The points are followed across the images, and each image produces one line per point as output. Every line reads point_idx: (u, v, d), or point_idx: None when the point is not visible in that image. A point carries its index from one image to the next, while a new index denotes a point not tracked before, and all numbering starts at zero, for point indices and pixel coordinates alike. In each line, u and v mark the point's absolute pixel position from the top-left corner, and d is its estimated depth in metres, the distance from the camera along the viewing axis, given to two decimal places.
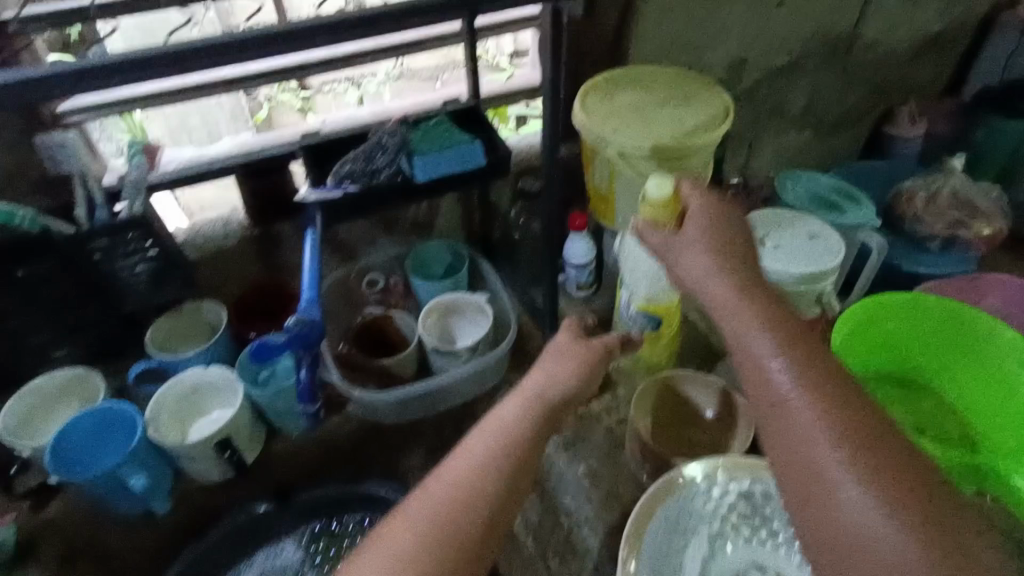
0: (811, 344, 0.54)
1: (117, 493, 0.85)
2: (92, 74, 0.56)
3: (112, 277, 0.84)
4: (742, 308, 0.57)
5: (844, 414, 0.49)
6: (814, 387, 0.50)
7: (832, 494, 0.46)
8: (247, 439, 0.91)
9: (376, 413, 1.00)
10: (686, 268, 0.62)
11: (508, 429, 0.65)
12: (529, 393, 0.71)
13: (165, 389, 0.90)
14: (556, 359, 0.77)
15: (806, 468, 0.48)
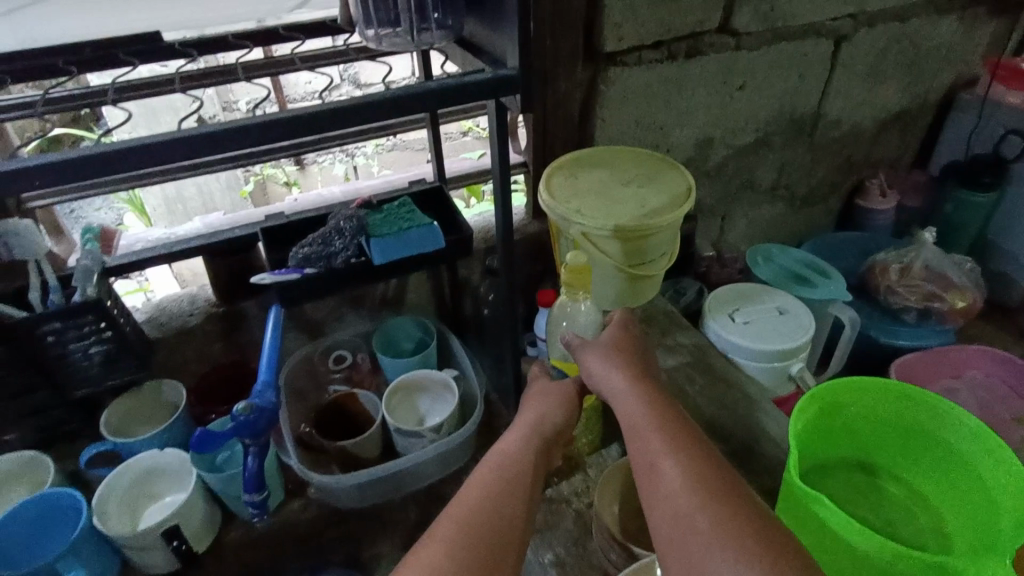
0: (681, 414, 0.62)
1: None
2: (37, 171, 0.57)
3: (64, 360, 0.83)
4: (635, 387, 0.66)
5: (703, 465, 0.56)
6: (681, 446, 0.58)
7: (694, 530, 0.50)
8: (197, 527, 0.87)
9: (336, 500, 0.96)
10: (593, 367, 0.71)
11: (515, 462, 0.64)
12: (529, 424, 0.70)
13: (118, 472, 0.87)
14: (540, 395, 0.76)
15: (676, 510, 0.52)
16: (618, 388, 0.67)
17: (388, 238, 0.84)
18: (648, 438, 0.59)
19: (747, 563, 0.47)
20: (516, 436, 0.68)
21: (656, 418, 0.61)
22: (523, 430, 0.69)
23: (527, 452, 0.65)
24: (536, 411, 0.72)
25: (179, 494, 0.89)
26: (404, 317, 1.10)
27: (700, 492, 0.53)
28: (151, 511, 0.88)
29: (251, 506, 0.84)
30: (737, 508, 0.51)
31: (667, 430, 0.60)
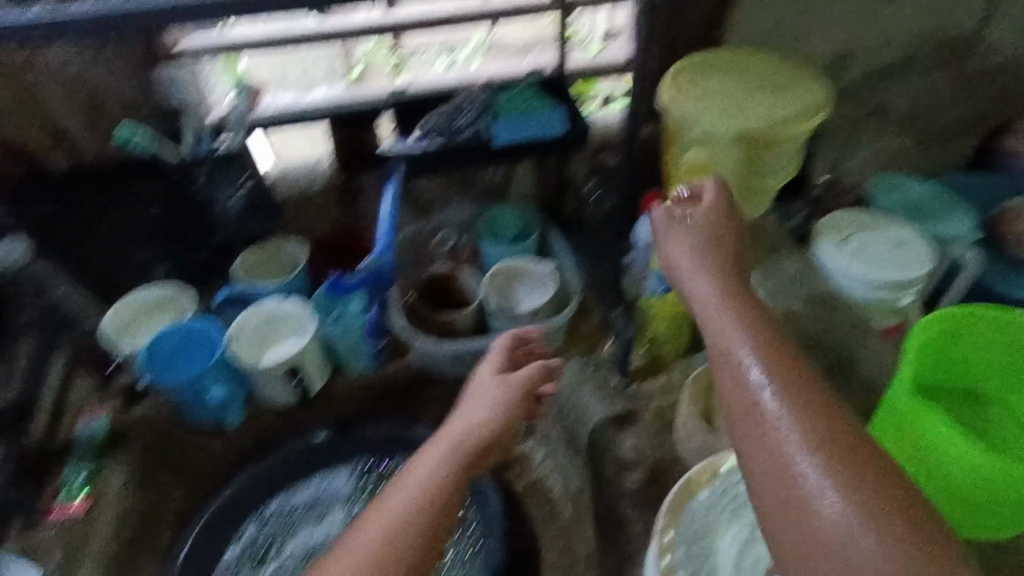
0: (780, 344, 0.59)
1: (196, 402, 0.93)
2: None
3: (211, 203, 0.95)
4: (722, 312, 0.63)
5: (809, 408, 0.52)
6: (783, 384, 0.54)
7: (800, 490, 0.48)
8: (313, 369, 0.97)
9: (435, 366, 1.04)
10: (681, 257, 0.73)
11: (450, 461, 0.66)
12: (455, 435, 0.71)
13: (247, 312, 0.95)
14: (497, 398, 0.78)
15: (780, 462, 0.50)
16: (705, 299, 0.66)
17: (511, 123, 0.88)
18: (734, 372, 0.57)
19: (863, 524, 0.45)
20: (437, 449, 0.68)
21: (755, 330, 0.60)
22: (448, 439, 0.70)
23: (437, 463, 0.65)
24: (446, 426, 0.73)
25: (297, 340, 0.94)
26: (508, 206, 1.13)
27: (801, 412, 0.52)
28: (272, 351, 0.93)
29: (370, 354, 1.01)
30: (836, 429, 0.51)
31: (772, 347, 0.58)
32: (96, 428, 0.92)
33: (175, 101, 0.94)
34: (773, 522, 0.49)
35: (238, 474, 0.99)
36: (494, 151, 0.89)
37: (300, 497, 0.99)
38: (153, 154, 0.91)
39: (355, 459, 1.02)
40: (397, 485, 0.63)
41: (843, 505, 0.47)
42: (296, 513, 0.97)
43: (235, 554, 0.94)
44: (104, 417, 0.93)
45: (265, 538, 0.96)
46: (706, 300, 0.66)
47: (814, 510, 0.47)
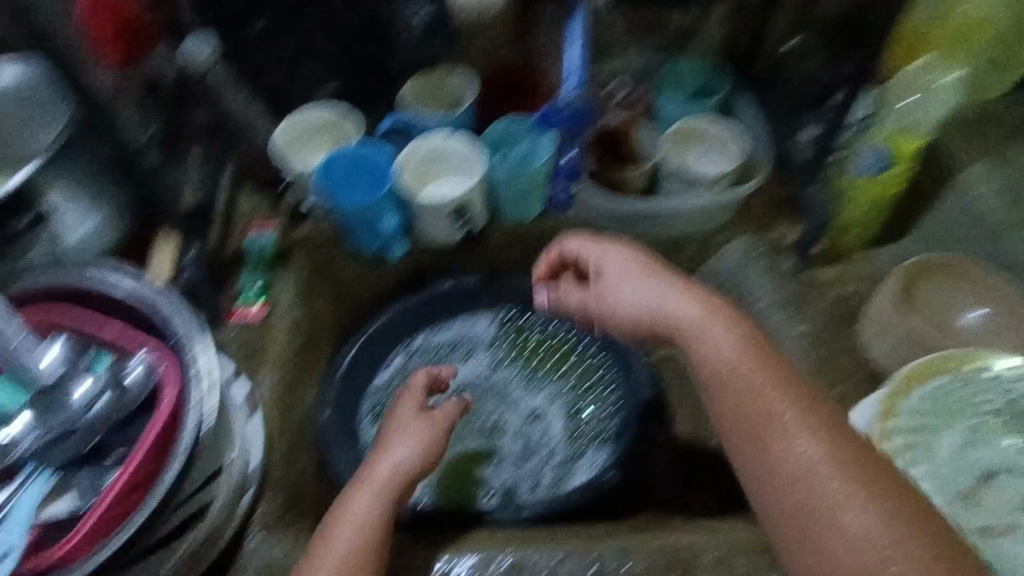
0: (770, 360, 0.62)
1: (365, 229, 0.92)
2: None
3: (397, 17, 0.91)
4: (723, 330, 0.65)
5: (819, 435, 0.57)
6: (798, 409, 0.58)
7: (835, 512, 0.53)
8: (479, 209, 0.94)
9: (593, 225, 0.99)
10: (615, 279, 0.72)
11: (367, 534, 0.68)
12: (379, 479, 0.71)
13: (415, 143, 0.91)
14: (412, 424, 0.76)
15: (793, 477, 0.55)
16: (653, 308, 0.68)
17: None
18: (740, 395, 0.60)
19: (880, 523, 0.51)
20: (366, 492, 0.70)
21: (759, 367, 0.61)
22: (383, 473, 0.72)
23: (376, 501, 0.70)
24: (393, 449, 0.73)
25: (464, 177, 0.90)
26: (692, 57, 1.00)
27: (830, 453, 0.55)
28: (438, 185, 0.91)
29: (557, 199, 0.96)
30: (856, 457, 0.55)
31: (773, 381, 0.60)
32: (265, 241, 0.94)
33: None
34: (784, 520, 0.55)
35: (392, 307, 1.03)
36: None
37: (446, 336, 1.06)
38: None
39: (498, 309, 1.07)
40: (320, 546, 0.67)
41: (871, 519, 0.52)
42: (440, 350, 1.05)
43: (387, 375, 1.01)
44: (269, 235, 0.94)
45: (414, 366, 1.03)
46: (700, 323, 0.66)
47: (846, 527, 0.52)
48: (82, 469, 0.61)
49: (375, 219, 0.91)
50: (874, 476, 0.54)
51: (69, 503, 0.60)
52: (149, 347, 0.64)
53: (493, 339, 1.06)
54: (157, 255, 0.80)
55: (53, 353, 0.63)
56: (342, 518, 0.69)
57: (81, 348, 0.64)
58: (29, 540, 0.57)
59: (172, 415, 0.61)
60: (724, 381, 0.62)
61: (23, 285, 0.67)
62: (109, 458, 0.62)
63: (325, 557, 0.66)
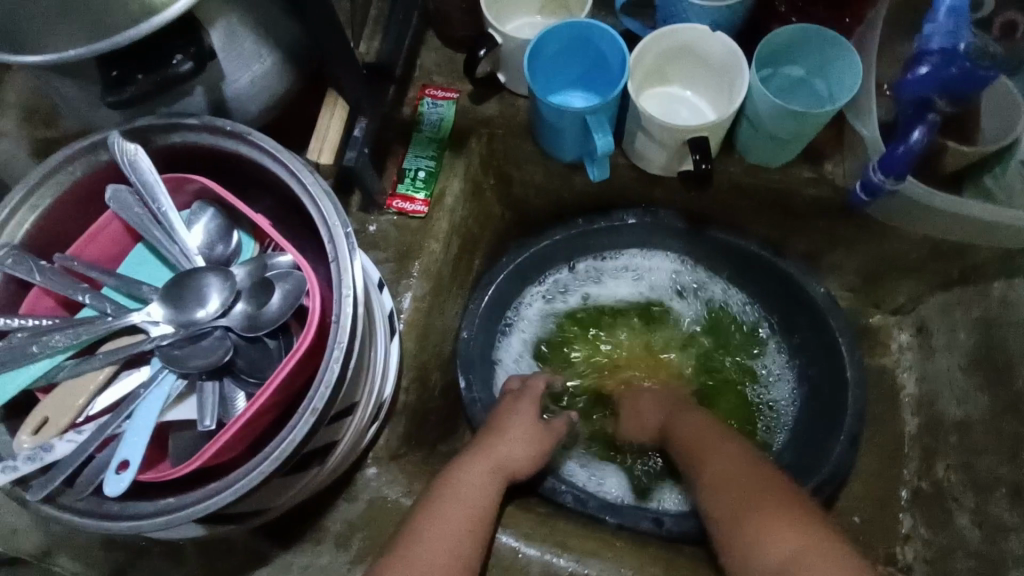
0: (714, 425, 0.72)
1: (565, 135, 0.71)
2: None
3: None
4: (680, 416, 0.75)
5: (732, 459, 0.65)
6: (720, 450, 0.66)
7: (729, 504, 0.60)
8: (718, 144, 0.69)
9: (869, 205, 0.72)
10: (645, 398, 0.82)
11: (477, 498, 0.63)
12: (490, 455, 0.68)
13: (664, 30, 0.67)
14: (518, 424, 0.72)
15: (714, 489, 0.63)
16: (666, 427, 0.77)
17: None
18: (683, 434, 0.72)
19: (780, 526, 0.55)
20: (479, 464, 0.66)
21: (700, 429, 0.71)
22: (485, 463, 0.67)
23: (485, 484, 0.65)
24: (504, 445, 0.69)
25: (712, 101, 0.73)
26: None
27: (738, 486, 0.61)
28: (676, 108, 0.74)
29: (865, 186, 0.67)
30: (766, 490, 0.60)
31: (713, 442, 0.68)
32: (442, 113, 0.77)
33: None
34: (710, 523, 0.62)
35: (567, 230, 0.85)
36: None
37: (612, 270, 0.92)
38: None
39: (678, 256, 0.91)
40: (416, 539, 0.58)
41: (773, 534, 0.55)
42: (605, 276, 0.92)
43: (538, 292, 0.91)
44: (450, 104, 0.77)
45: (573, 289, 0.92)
46: (669, 414, 0.77)
47: (774, 546, 0.54)
48: (209, 379, 0.53)
49: (583, 128, 0.69)
50: (769, 488, 0.60)
51: (194, 410, 0.53)
52: (293, 254, 0.53)
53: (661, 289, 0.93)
54: (322, 119, 0.69)
55: (201, 228, 0.57)
56: (447, 510, 0.61)
57: (228, 229, 0.58)
58: (145, 453, 0.49)
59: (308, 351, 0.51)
60: (688, 441, 0.70)
61: (170, 137, 0.55)
62: (238, 373, 0.54)
63: (437, 519, 0.60)
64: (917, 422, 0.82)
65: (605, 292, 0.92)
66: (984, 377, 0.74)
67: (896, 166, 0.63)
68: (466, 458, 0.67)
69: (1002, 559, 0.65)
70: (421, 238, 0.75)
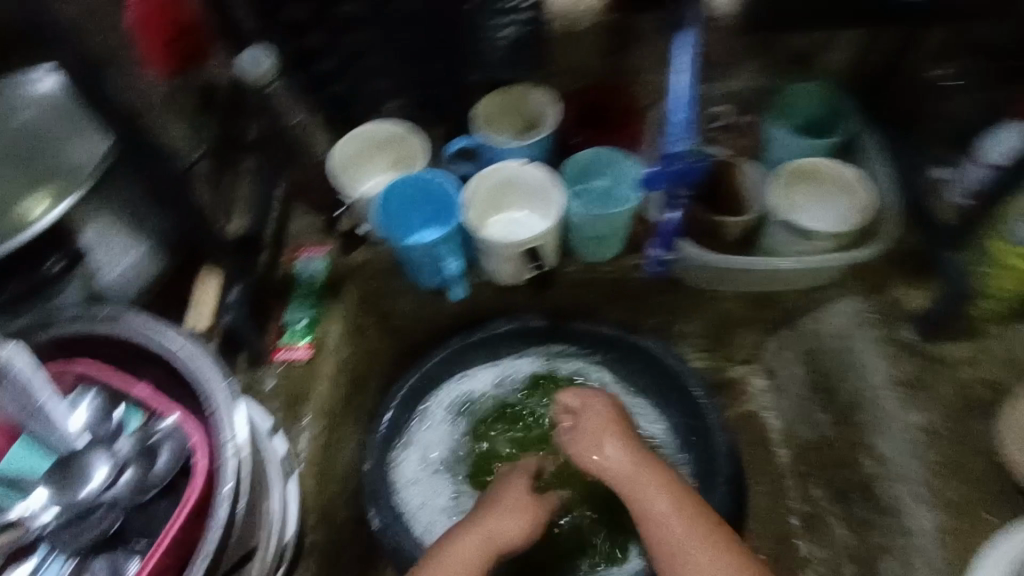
0: (699, 511, 0.67)
1: (424, 269, 0.83)
2: None
3: (478, 39, 0.76)
4: (642, 475, 0.70)
5: (719, 551, 0.64)
6: (706, 537, 0.65)
7: None
8: (552, 252, 0.83)
9: (684, 276, 0.87)
10: (580, 442, 0.76)
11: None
12: (490, 538, 0.70)
13: (481, 174, 0.81)
14: (512, 506, 0.73)
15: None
16: (625, 480, 0.71)
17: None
18: (653, 509, 0.68)
19: None
20: (473, 537, 0.69)
21: (678, 507, 0.67)
22: (478, 542, 0.69)
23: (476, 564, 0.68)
24: (496, 520, 0.71)
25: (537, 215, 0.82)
26: (809, 83, 0.84)
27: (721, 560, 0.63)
28: (505, 225, 0.83)
29: (654, 262, 0.83)
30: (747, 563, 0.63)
31: (696, 523, 0.66)
32: (315, 267, 0.85)
33: None
34: None
35: (448, 347, 0.93)
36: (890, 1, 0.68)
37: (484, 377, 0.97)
38: None
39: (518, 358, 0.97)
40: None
41: None
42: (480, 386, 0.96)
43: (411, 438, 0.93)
44: (320, 262, 0.85)
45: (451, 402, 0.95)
46: (630, 475, 0.71)
47: None
48: (99, 555, 0.54)
49: (436, 259, 0.81)
50: None
51: None
52: (177, 413, 0.57)
53: (526, 386, 0.96)
54: (197, 298, 0.77)
55: (84, 407, 0.59)
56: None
57: (112, 402, 0.60)
58: None
59: (200, 505, 0.55)
60: (666, 513, 0.67)
61: (52, 331, 0.60)
62: (129, 543, 0.55)
63: None
64: (788, 451, 0.93)
65: (484, 399, 0.96)
66: (822, 401, 0.86)
67: (665, 241, 0.81)
68: (458, 533, 0.70)
69: (871, 554, 0.73)
70: (310, 381, 0.80)
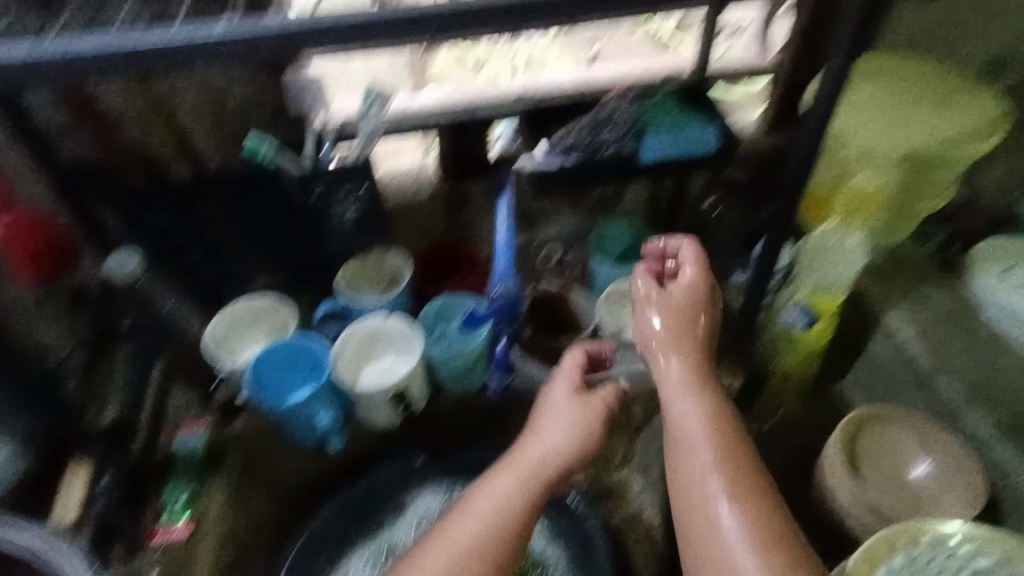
0: (743, 459, 0.59)
1: (300, 425, 0.87)
2: (314, 38, 0.48)
3: (325, 217, 0.89)
4: (689, 396, 0.64)
5: (744, 482, 0.57)
6: (739, 495, 0.57)
7: (722, 538, 0.55)
8: (420, 392, 0.91)
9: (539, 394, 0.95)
10: (568, 395, 0.72)
11: (499, 517, 0.62)
12: (536, 457, 0.67)
13: (348, 331, 0.89)
14: (558, 411, 0.71)
15: (695, 497, 0.58)
16: (675, 393, 0.64)
17: (658, 143, 0.80)
18: (694, 430, 0.61)
19: None
20: (510, 475, 0.65)
21: (719, 445, 0.60)
22: (530, 456, 0.67)
23: (514, 494, 0.64)
24: (543, 432, 0.69)
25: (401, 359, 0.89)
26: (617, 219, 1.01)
27: (749, 522, 0.55)
28: (370, 372, 0.88)
29: (496, 387, 0.92)
30: (797, 565, 0.53)
31: (731, 463, 0.59)
32: (198, 440, 0.87)
33: (303, 107, 0.90)
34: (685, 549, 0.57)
35: (335, 501, 0.92)
36: (640, 168, 0.80)
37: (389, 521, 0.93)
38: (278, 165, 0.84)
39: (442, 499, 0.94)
40: (442, 536, 0.62)
41: None
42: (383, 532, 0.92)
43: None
44: (198, 437, 0.87)
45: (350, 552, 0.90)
46: (685, 383, 0.65)
47: None
48: None
49: (310, 414, 0.86)
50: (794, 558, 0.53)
51: None
52: None
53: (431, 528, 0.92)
54: (65, 492, 0.80)
55: None
56: (480, 515, 0.62)
57: None
58: None
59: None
60: (704, 416, 0.62)
61: None
62: None
63: (457, 523, 0.62)
64: None
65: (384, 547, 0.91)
66: None
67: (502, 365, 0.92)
68: (496, 471, 0.66)
69: None
70: (191, 560, 0.81)
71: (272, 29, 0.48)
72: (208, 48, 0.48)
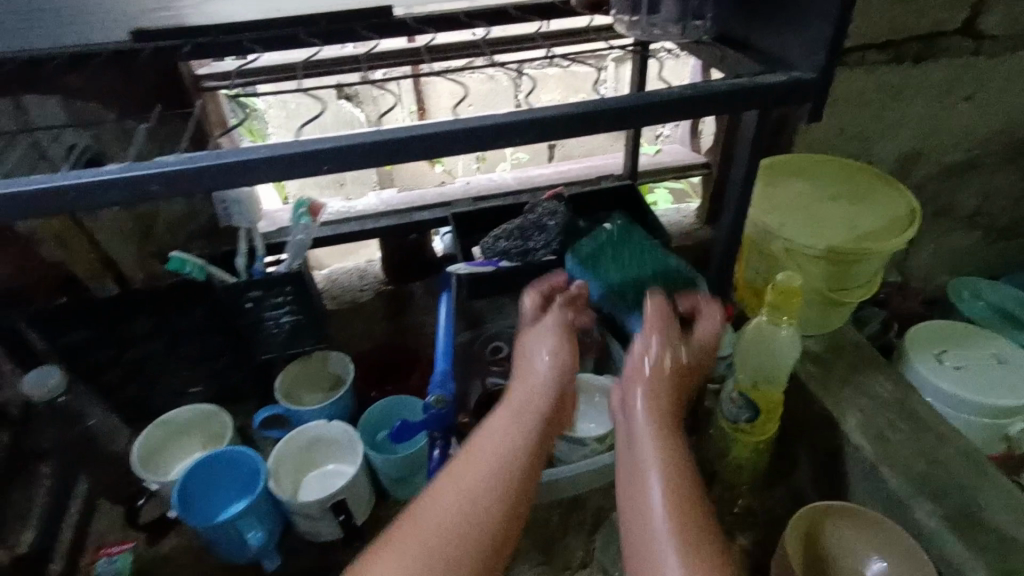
0: (671, 424, 0.68)
1: (230, 543, 0.81)
2: (220, 172, 0.48)
3: (256, 327, 0.86)
4: (645, 373, 0.72)
5: (669, 442, 0.66)
6: (667, 447, 0.65)
7: (648, 493, 0.61)
8: (361, 500, 0.87)
9: None
10: (547, 342, 0.75)
11: (494, 455, 0.63)
12: (520, 399, 0.70)
13: (288, 437, 0.87)
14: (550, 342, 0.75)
15: (640, 464, 0.64)
16: (635, 370, 0.73)
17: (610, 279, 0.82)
18: (641, 401, 0.69)
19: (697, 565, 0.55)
20: (502, 416, 0.68)
21: (660, 414, 0.68)
22: (524, 391, 0.71)
23: (512, 432, 0.66)
24: (524, 367, 0.74)
25: (344, 465, 0.90)
26: None
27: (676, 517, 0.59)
28: (313, 479, 0.89)
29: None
30: (706, 507, 0.61)
31: (663, 422, 0.68)
32: (118, 564, 0.81)
33: (234, 224, 0.86)
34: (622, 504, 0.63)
35: None
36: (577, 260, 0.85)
37: None
38: (208, 276, 0.81)
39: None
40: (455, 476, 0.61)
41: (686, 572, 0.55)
42: None
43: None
44: (123, 557, 0.82)
45: None
46: (642, 359, 0.73)
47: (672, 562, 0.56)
48: None
49: (241, 531, 0.81)
50: (703, 503, 0.61)
51: None
52: None
53: None
54: None
55: None
56: (480, 454, 0.63)
57: None
58: None
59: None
60: (653, 386, 0.71)
61: None
62: None
63: (450, 476, 0.61)
64: None
65: None
66: None
67: None
68: (487, 418, 0.69)
69: None
70: None
71: (178, 164, 0.47)
72: (113, 185, 0.46)
